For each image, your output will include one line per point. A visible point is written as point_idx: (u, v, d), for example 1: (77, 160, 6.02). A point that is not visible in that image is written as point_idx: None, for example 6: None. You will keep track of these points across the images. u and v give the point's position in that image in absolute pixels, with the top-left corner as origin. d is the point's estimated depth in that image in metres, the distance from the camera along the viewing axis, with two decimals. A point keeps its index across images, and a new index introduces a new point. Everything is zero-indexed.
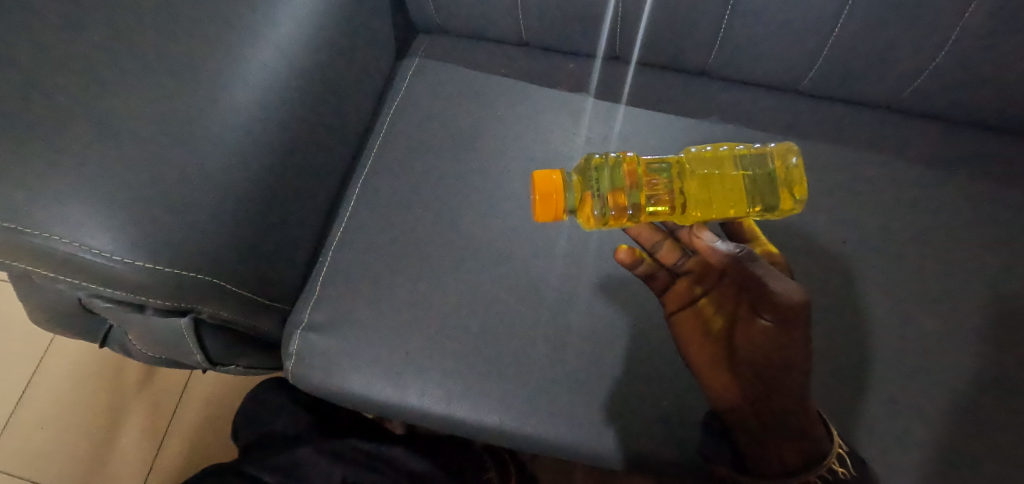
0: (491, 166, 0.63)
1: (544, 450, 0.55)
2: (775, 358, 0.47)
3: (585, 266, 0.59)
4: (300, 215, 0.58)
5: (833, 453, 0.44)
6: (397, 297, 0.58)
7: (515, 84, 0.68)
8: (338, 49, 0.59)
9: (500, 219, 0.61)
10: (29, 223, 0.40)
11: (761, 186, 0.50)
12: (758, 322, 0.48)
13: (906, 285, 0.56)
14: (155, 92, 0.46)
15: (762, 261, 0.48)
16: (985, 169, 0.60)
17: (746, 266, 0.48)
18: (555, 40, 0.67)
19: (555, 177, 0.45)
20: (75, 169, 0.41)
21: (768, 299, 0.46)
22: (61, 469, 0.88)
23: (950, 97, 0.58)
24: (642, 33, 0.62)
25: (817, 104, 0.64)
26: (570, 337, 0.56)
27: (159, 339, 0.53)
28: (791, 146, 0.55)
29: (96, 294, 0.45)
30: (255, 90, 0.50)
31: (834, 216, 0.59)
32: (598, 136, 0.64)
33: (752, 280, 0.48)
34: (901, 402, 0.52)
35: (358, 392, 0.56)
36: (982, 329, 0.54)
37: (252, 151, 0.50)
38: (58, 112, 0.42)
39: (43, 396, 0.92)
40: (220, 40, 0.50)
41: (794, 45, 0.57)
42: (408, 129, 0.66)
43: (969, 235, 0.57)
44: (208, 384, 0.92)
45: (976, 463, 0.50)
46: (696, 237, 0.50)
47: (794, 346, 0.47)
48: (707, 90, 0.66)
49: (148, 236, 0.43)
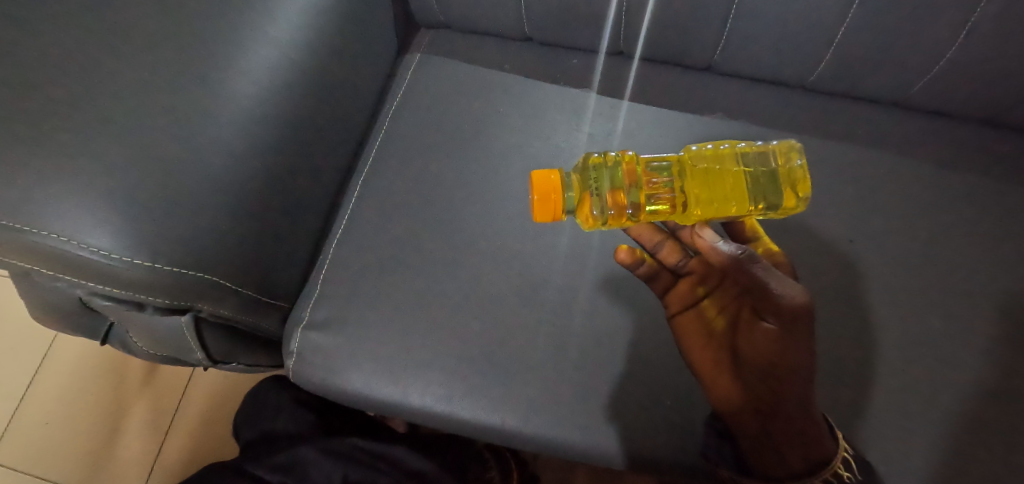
0: (493, 163, 0.63)
1: (544, 449, 0.54)
2: (776, 362, 0.45)
3: (587, 264, 0.58)
4: (300, 212, 0.58)
5: (838, 458, 0.44)
6: (397, 296, 0.58)
7: (517, 80, 0.67)
8: (338, 45, 0.59)
9: (501, 217, 0.60)
10: (29, 221, 0.39)
11: (764, 184, 0.49)
12: (759, 325, 0.46)
13: (913, 284, 0.55)
14: (153, 88, 0.45)
15: (763, 262, 0.45)
16: (994, 167, 0.59)
17: (746, 268, 0.45)
18: (558, 35, 0.66)
19: (553, 177, 0.45)
20: (73, 167, 0.40)
21: (767, 302, 0.44)
22: (66, 465, 0.88)
23: (959, 94, 0.57)
24: (646, 28, 0.61)
25: (823, 101, 0.64)
26: (571, 336, 0.56)
27: (159, 337, 0.53)
28: (794, 144, 0.55)
29: (95, 292, 0.45)
30: (254, 86, 0.50)
31: (839, 214, 0.58)
32: (601, 133, 0.63)
33: (751, 282, 0.45)
34: (906, 403, 0.51)
35: (359, 391, 0.56)
36: (989, 329, 0.53)
37: (251, 148, 0.50)
38: (56, 108, 0.42)
39: (47, 392, 0.92)
40: (219, 36, 0.49)
41: (801, 41, 0.57)
42: (409, 126, 0.66)
43: (977, 234, 0.56)
44: (210, 381, 0.92)
45: (983, 465, 0.49)
46: (697, 236, 0.47)
47: (796, 351, 0.44)
48: (712, 86, 0.65)
49: (146, 234, 0.42)
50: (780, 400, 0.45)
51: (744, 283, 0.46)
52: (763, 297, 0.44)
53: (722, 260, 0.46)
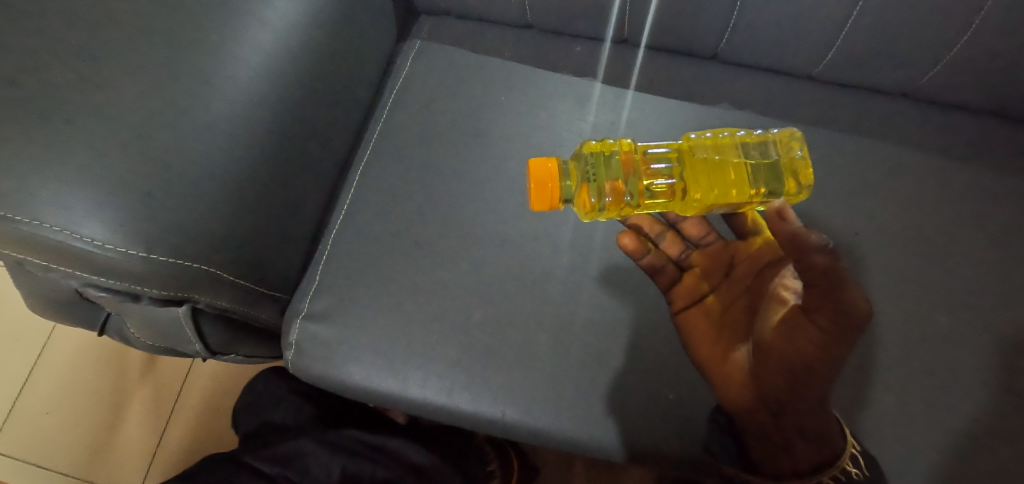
0: (495, 153, 0.62)
1: (544, 442, 0.54)
2: (815, 366, 0.40)
3: (590, 256, 0.57)
4: (299, 202, 0.57)
5: (846, 454, 0.43)
6: (397, 288, 0.57)
7: (519, 68, 0.66)
8: (336, 33, 0.58)
9: (502, 208, 0.59)
10: (21, 210, 0.39)
11: (764, 172, 0.48)
12: (806, 326, 0.40)
13: (919, 279, 0.54)
14: (146, 75, 0.44)
15: (838, 261, 0.36)
16: (1002, 162, 0.58)
17: (832, 262, 0.36)
18: (561, 23, 0.65)
19: (550, 166, 0.46)
20: (63, 156, 0.40)
21: (831, 303, 0.38)
22: (67, 453, 0.89)
23: (970, 85, 0.56)
24: (652, 17, 0.60)
25: (833, 90, 0.62)
26: (573, 328, 0.55)
27: (157, 329, 0.52)
28: (795, 132, 0.53)
29: (91, 283, 0.44)
30: (250, 76, 0.49)
31: (845, 207, 0.57)
32: (605, 122, 0.62)
33: (827, 283, 0.37)
34: (911, 398, 0.51)
35: (358, 383, 0.56)
36: (996, 327, 0.52)
37: (249, 139, 0.49)
38: (47, 96, 0.41)
39: (47, 381, 0.92)
40: (214, 25, 0.48)
41: (808, 33, 0.55)
42: (407, 116, 0.65)
43: (982, 230, 0.55)
44: (210, 372, 0.92)
45: (986, 463, 0.49)
46: (778, 215, 0.38)
47: (835, 357, 0.40)
48: (718, 75, 0.64)
49: (138, 225, 0.41)
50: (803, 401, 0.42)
51: (803, 277, 0.38)
52: (819, 295, 0.38)
53: (796, 249, 0.37)
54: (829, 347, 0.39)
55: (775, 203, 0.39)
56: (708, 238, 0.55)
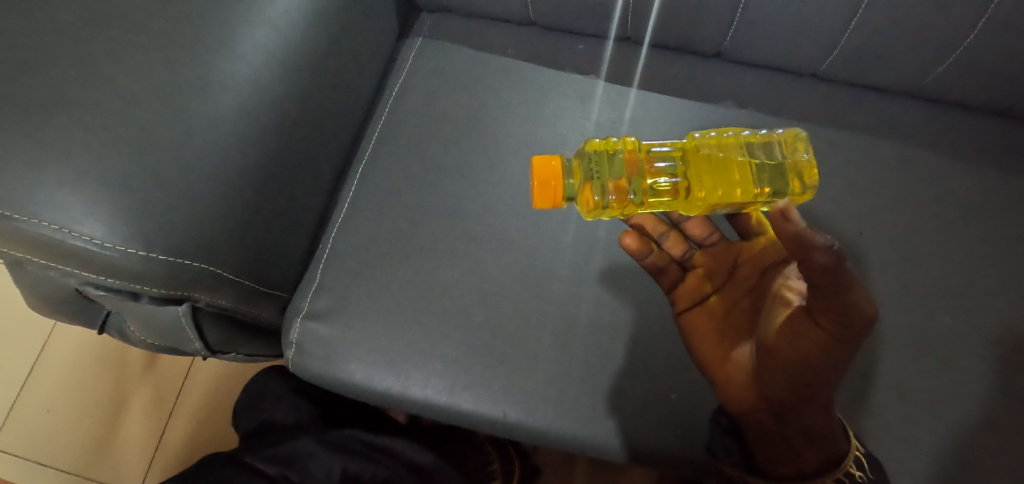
0: (497, 151, 0.61)
1: (545, 442, 0.54)
2: (818, 367, 0.40)
3: (592, 255, 0.57)
4: (299, 201, 0.57)
5: (850, 456, 0.43)
6: (397, 287, 0.57)
7: (521, 65, 0.65)
8: (337, 31, 0.57)
9: (504, 207, 0.59)
10: (19, 208, 0.38)
11: (769, 171, 0.48)
12: (809, 327, 0.39)
13: (923, 279, 0.54)
14: (145, 72, 0.44)
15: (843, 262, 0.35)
16: (1007, 162, 0.57)
17: (837, 264, 0.35)
18: (563, 20, 0.64)
19: (554, 164, 0.46)
20: (62, 155, 0.39)
21: (832, 304, 0.37)
22: (68, 451, 0.89)
23: (975, 84, 0.55)
24: (655, 14, 0.59)
25: (837, 89, 0.62)
26: (575, 328, 0.55)
27: (157, 328, 0.52)
28: (800, 132, 0.53)
29: (89, 282, 0.44)
30: (249, 74, 0.49)
31: (850, 207, 0.56)
32: (607, 121, 0.62)
33: (830, 284, 0.36)
34: (915, 399, 0.50)
35: (358, 382, 0.55)
36: (1000, 327, 0.52)
37: (248, 137, 0.48)
38: (46, 95, 0.40)
39: (48, 379, 0.92)
40: (214, 23, 0.48)
41: (812, 31, 0.55)
42: (408, 113, 0.64)
43: (987, 230, 0.55)
44: (211, 370, 0.92)
45: (989, 464, 0.48)
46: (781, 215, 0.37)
47: (838, 359, 0.40)
48: (721, 73, 0.64)
49: (137, 224, 0.41)
50: (806, 403, 0.42)
51: (806, 277, 0.37)
52: (821, 296, 0.37)
53: (801, 249, 0.36)
54: (832, 349, 0.39)
55: (780, 204, 0.38)
56: (711, 238, 0.55)
